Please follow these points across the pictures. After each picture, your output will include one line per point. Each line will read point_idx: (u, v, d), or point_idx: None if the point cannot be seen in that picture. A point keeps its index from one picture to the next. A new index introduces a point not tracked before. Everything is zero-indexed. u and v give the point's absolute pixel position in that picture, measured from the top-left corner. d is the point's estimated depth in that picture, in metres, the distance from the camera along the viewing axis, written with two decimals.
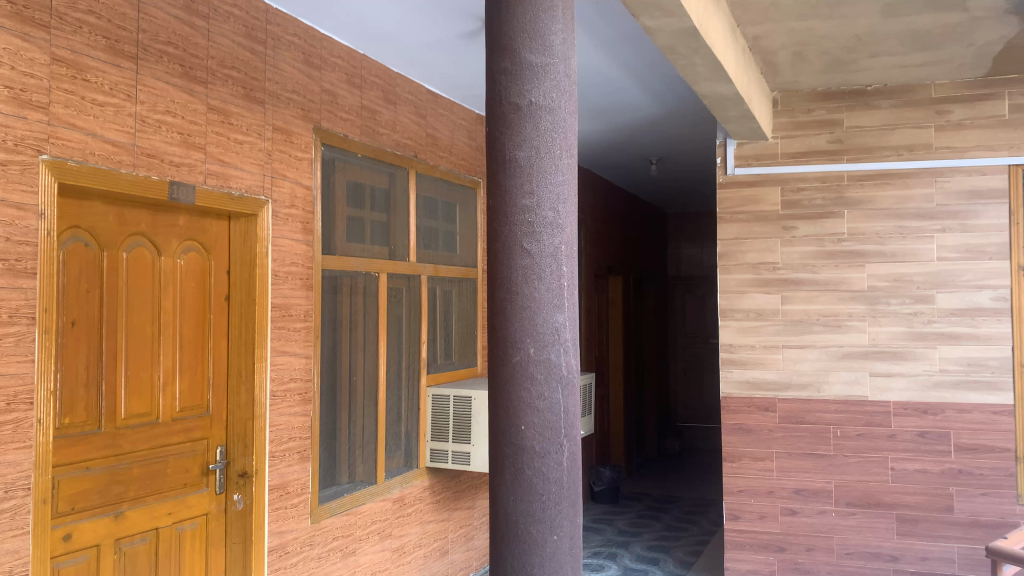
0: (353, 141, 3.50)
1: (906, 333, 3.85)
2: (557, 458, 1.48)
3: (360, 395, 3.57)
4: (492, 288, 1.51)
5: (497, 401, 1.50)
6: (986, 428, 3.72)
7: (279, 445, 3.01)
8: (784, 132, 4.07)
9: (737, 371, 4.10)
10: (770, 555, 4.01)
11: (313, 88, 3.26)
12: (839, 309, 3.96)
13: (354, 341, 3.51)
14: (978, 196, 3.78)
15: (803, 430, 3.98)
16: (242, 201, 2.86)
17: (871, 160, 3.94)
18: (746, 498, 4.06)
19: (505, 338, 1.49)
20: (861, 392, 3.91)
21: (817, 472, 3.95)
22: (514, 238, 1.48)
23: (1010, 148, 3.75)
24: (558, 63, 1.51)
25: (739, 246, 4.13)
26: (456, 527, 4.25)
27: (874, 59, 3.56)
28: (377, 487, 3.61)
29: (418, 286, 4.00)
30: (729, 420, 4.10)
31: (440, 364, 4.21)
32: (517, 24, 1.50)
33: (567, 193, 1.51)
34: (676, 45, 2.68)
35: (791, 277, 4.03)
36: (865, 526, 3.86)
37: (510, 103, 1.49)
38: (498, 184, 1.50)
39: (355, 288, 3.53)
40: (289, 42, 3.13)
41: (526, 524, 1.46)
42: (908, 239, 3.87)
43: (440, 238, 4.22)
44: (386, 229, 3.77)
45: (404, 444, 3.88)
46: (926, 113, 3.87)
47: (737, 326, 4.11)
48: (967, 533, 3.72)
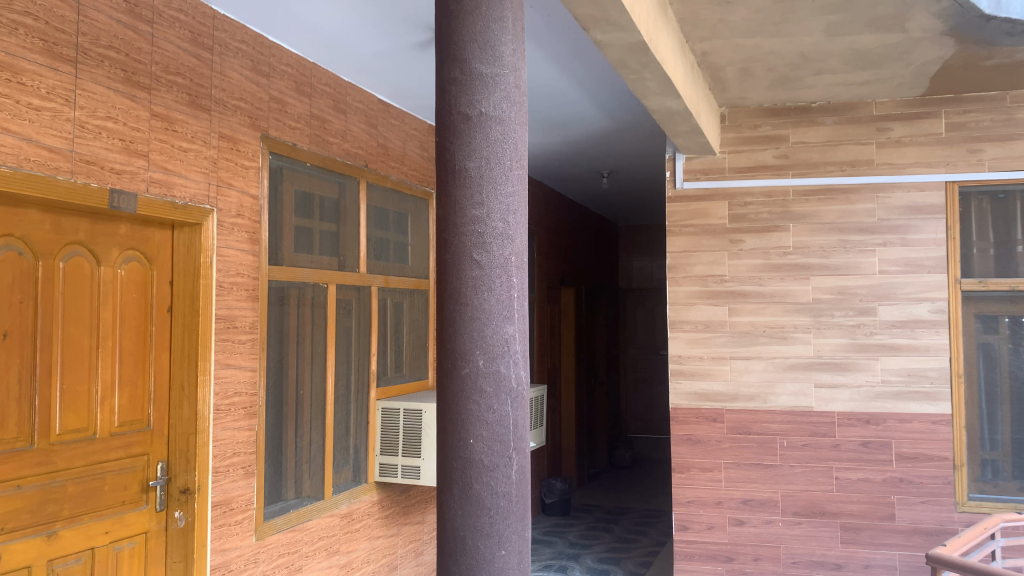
0: (302, 149, 3.45)
1: (849, 345, 3.94)
2: (505, 472, 1.46)
3: (307, 409, 3.50)
4: (441, 300, 1.50)
5: (445, 415, 1.48)
6: (926, 438, 3.82)
7: (223, 460, 2.93)
8: (731, 147, 4.15)
9: (686, 382, 4.14)
10: (719, 566, 4.03)
11: (260, 96, 3.20)
12: (785, 322, 4.03)
13: (301, 354, 3.45)
14: (917, 211, 3.89)
15: (750, 441, 4.03)
16: (187, 210, 2.79)
17: (816, 175, 4.02)
18: (695, 509, 4.08)
19: (454, 350, 1.47)
20: (806, 403, 3.98)
21: (764, 482, 4.00)
22: (463, 249, 1.46)
23: (947, 165, 3.87)
24: (508, 73, 1.50)
25: (688, 258, 4.18)
26: (405, 543, 4.19)
27: (819, 77, 3.65)
28: (324, 502, 3.55)
29: (368, 297, 3.96)
30: (678, 431, 4.14)
31: (390, 376, 4.16)
32: (467, 33, 1.49)
33: (518, 204, 1.50)
34: (626, 60, 2.70)
35: (738, 289, 4.09)
36: (810, 536, 3.92)
37: (460, 113, 1.48)
38: (447, 195, 1.48)
39: (303, 299, 3.47)
40: (237, 49, 3.07)
41: (474, 540, 1.44)
42: (852, 253, 3.96)
43: (391, 249, 4.18)
44: (335, 239, 3.72)
45: (352, 458, 3.82)
46: (868, 130, 3.97)
47: (686, 338, 4.15)
48: (907, 540, 3.81)
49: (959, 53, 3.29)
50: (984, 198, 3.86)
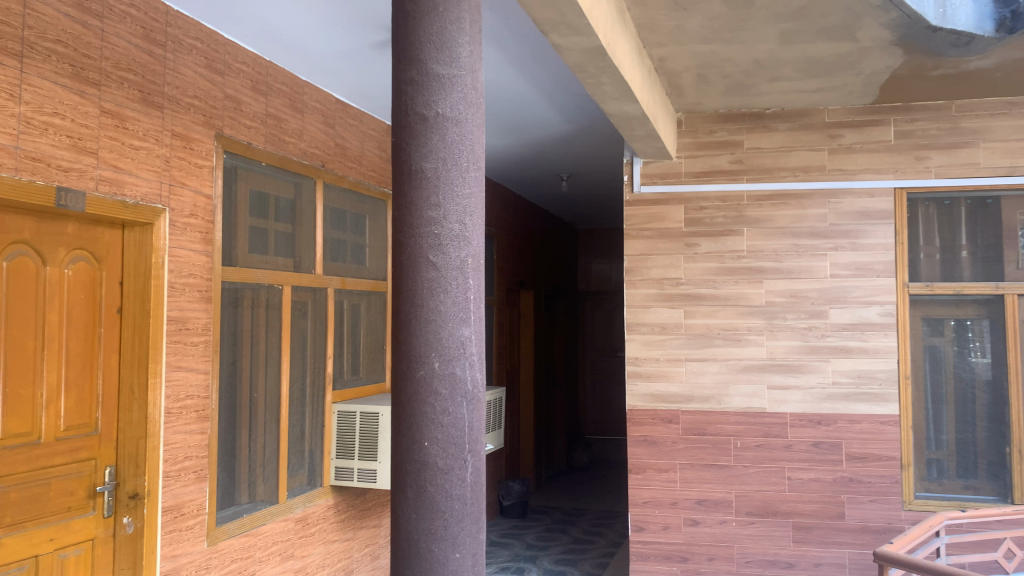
0: (257, 149, 3.40)
1: (801, 347, 4.01)
2: (460, 475, 1.46)
3: (261, 411, 3.45)
4: (396, 302, 1.48)
5: (399, 418, 1.47)
6: (875, 438, 3.91)
7: (173, 464, 2.87)
8: (687, 152, 4.20)
9: (642, 384, 4.17)
10: (674, 566, 4.07)
11: (214, 94, 3.14)
12: (739, 324, 4.09)
13: (255, 356, 3.40)
14: (867, 217, 3.98)
15: (704, 442, 4.08)
16: (138, 210, 2.73)
17: (770, 180, 4.09)
18: (651, 509, 4.12)
19: (409, 352, 1.46)
20: (759, 404, 4.04)
21: (718, 483, 4.05)
22: (419, 251, 1.45)
23: (896, 172, 3.97)
24: (465, 74, 1.50)
25: (644, 261, 4.22)
26: (361, 547, 4.16)
27: (772, 84, 3.72)
28: (278, 506, 3.50)
29: (324, 299, 3.92)
30: (634, 432, 4.17)
31: (347, 379, 4.12)
32: (424, 34, 1.48)
33: (474, 206, 1.50)
34: (584, 64, 2.71)
35: (694, 292, 4.14)
36: (763, 535, 3.98)
37: (417, 113, 1.47)
38: (403, 195, 1.48)
39: (257, 300, 3.42)
40: (191, 45, 3.02)
41: (428, 543, 1.43)
42: (804, 257, 4.03)
43: (347, 250, 4.14)
44: (291, 240, 3.68)
45: (307, 461, 3.78)
46: (820, 137, 4.06)
47: (643, 340, 4.19)
48: (857, 539, 3.89)
49: (907, 63, 3.37)
50: (931, 204, 3.97)
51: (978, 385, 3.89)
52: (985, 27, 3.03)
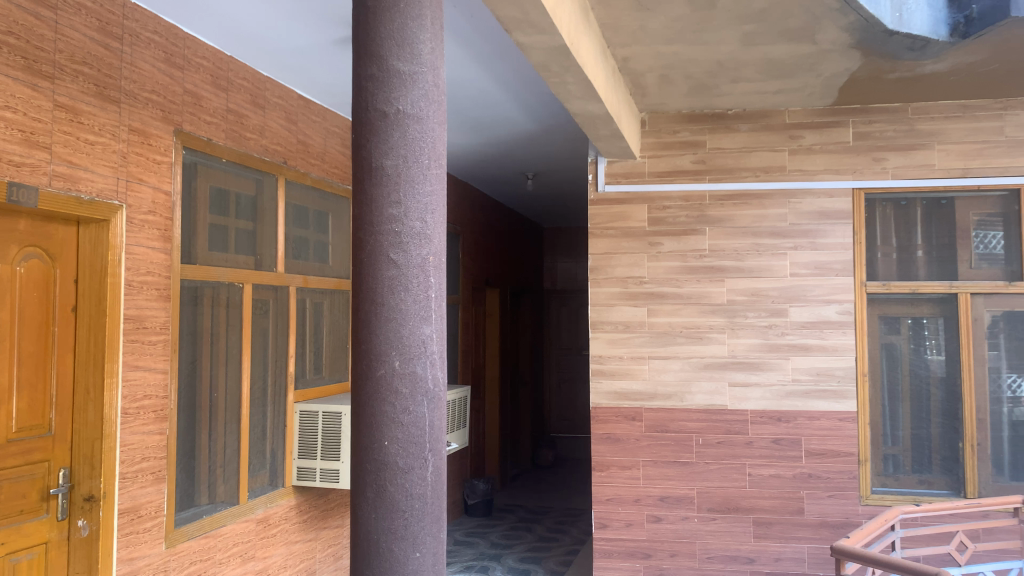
0: (217, 145, 3.35)
1: (762, 345, 4.06)
2: (420, 474, 1.45)
3: (221, 411, 3.40)
4: (356, 300, 1.47)
5: (358, 417, 1.46)
6: (833, 434, 3.97)
7: (131, 465, 2.82)
8: (651, 152, 4.23)
9: (606, 382, 4.19)
10: (637, 562, 4.10)
11: (173, 89, 3.09)
12: (701, 322, 4.13)
13: (215, 355, 3.35)
14: (826, 217, 4.04)
15: (667, 439, 4.12)
16: (93, 206, 2.68)
17: (731, 180, 4.14)
18: (614, 506, 4.14)
19: (369, 351, 1.45)
20: (720, 401, 4.09)
21: (680, 480, 4.09)
22: (379, 248, 1.44)
23: (854, 173, 4.04)
24: (426, 71, 1.49)
25: (609, 260, 4.24)
26: (323, 547, 4.12)
27: (734, 85, 3.76)
28: (239, 508, 3.46)
29: (286, 297, 3.88)
30: (598, 430, 4.19)
31: (309, 379, 4.08)
32: (384, 30, 1.47)
33: (436, 203, 1.49)
34: (549, 63, 2.72)
35: (657, 291, 4.17)
36: (724, 531, 4.03)
37: (377, 110, 1.46)
38: (363, 192, 1.46)
39: (217, 299, 3.37)
40: (149, 39, 2.96)
41: (388, 543, 1.42)
42: (764, 256, 4.09)
43: (310, 248, 4.10)
44: (252, 238, 3.63)
45: (269, 462, 3.73)
46: (781, 138, 4.11)
47: (607, 338, 4.21)
48: (816, 533, 3.95)
49: (865, 66, 3.43)
50: (888, 205, 4.05)
51: (933, 381, 3.98)
52: (940, 31, 3.09)
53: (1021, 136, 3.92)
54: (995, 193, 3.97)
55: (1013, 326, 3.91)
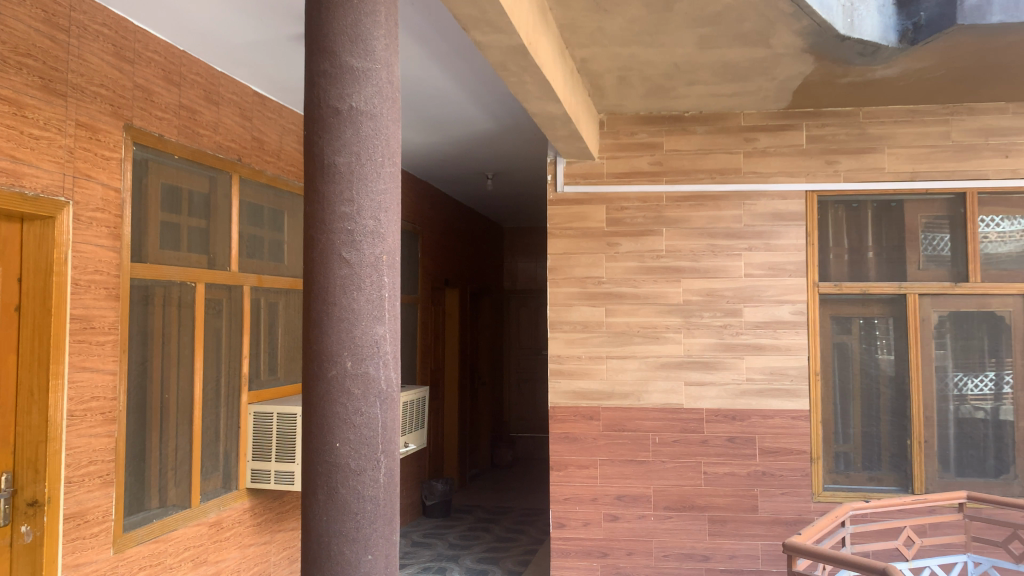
0: (169, 141, 3.28)
1: (717, 345, 4.11)
2: (372, 475, 1.44)
3: (173, 413, 3.33)
4: (308, 299, 1.45)
5: (309, 419, 1.44)
6: (786, 433, 4.03)
7: (77, 469, 2.74)
8: (609, 153, 4.26)
9: (564, 382, 4.21)
10: (594, 561, 4.11)
11: (123, 83, 3.02)
12: (658, 322, 4.16)
13: (166, 356, 3.28)
14: (780, 218, 4.11)
15: (624, 438, 4.14)
16: (38, 202, 2.60)
17: (688, 182, 4.19)
18: (572, 506, 4.15)
19: (321, 352, 1.43)
20: (676, 400, 4.12)
21: (637, 478, 4.12)
22: (331, 247, 1.42)
23: (807, 175, 4.11)
24: (380, 68, 1.48)
25: (567, 260, 4.25)
26: (278, 550, 4.06)
27: (691, 88, 3.80)
28: (191, 511, 3.39)
29: (239, 297, 3.81)
30: (556, 429, 4.20)
31: (263, 380, 4.02)
32: (338, 26, 1.45)
33: (389, 201, 1.48)
34: (506, 62, 2.71)
35: (615, 291, 4.20)
36: (680, 528, 4.06)
37: (330, 106, 1.44)
38: (315, 190, 1.44)
39: (168, 298, 3.30)
40: (97, 32, 2.89)
41: (339, 545, 1.40)
42: (720, 256, 4.14)
43: (265, 247, 4.05)
44: (204, 236, 3.56)
45: (221, 464, 3.66)
46: (736, 140, 4.17)
47: (565, 338, 4.22)
48: (769, 531, 4.00)
49: (818, 70, 3.49)
50: (840, 207, 4.14)
51: (883, 380, 4.06)
52: (889, 37, 3.16)
53: (967, 141, 4.02)
54: (942, 197, 4.07)
55: (959, 326, 4.01)
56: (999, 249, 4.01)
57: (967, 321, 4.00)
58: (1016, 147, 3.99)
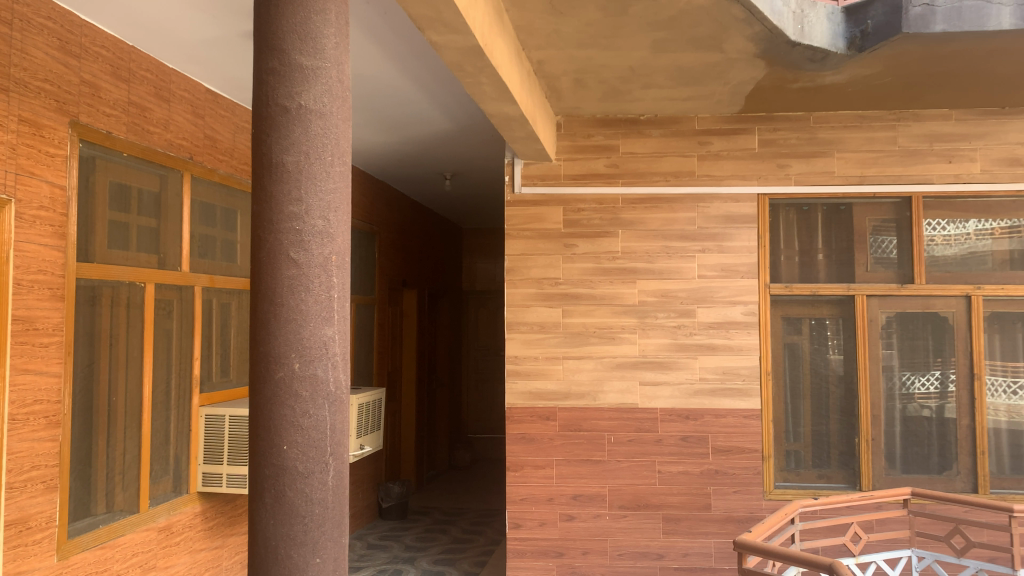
0: (117, 139, 3.21)
1: (671, 345, 4.15)
2: (321, 478, 1.42)
3: (121, 415, 3.25)
4: (255, 301, 1.43)
5: (256, 421, 1.42)
6: (738, 431, 4.09)
7: (19, 474, 2.65)
8: (565, 155, 4.29)
9: (521, 382, 4.21)
10: (550, 561, 4.12)
11: (69, 79, 2.94)
12: (613, 322, 4.19)
13: (114, 358, 3.21)
14: (732, 221, 4.17)
15: (580, 437, 4.17)
16: None
17: (643, 185, 4.23)
18: (528, 506, 4.16)
19: (268, 353, 1.41)
20: (631, 400, 4.16)
21: (593, 478, 4.14)
22: (279, 247, 1.41)
23: (759, 179, 4.18)
24: (330, 66, 1.47)
25: (524, 261, 4.26)
26: (230, 554, 4.00)
27: (646, 91, 3.84)
28: (139, 516, 3.32)
29: (190, 298, 3.74)
30: (513, 430, 4.20)
31: (215, 382, 3.96)
32: (287, 23, 1.44)
33: (339, 201, 1.46)
34: (462, 63, 2.71)
35: (571, 292, 4.22)
36: (634, 527, 4.10)
37: (278, 105, 1.43)
38: (263, 190, 1.42)
39: (116, 299, 3.23)
40: (41, 25, 2.80)
41: (286, 549, 1.39)
42: (674, 258, 4.18)
43: (217, 246, 3.98)
44: (154, 235, 3.49)
45: (172, 468, 3.60)
46: (690, 143, 4.23)
47: (522, 338, 4.23)
48: (721, 528, 4.06)
49: (769, 75, 3.55)
50: (791, 210, 4.22)
51: (832, 380, 4.15)
52: (838, 44, 3.23)
53: (913, 146, 4.13)
54: (889, 200, 4.17)
55: (905, 326, 4.11)
56: (944, 252, 4.12)
57: (913, 321, 4.11)
58: (960, 153, 4.10)
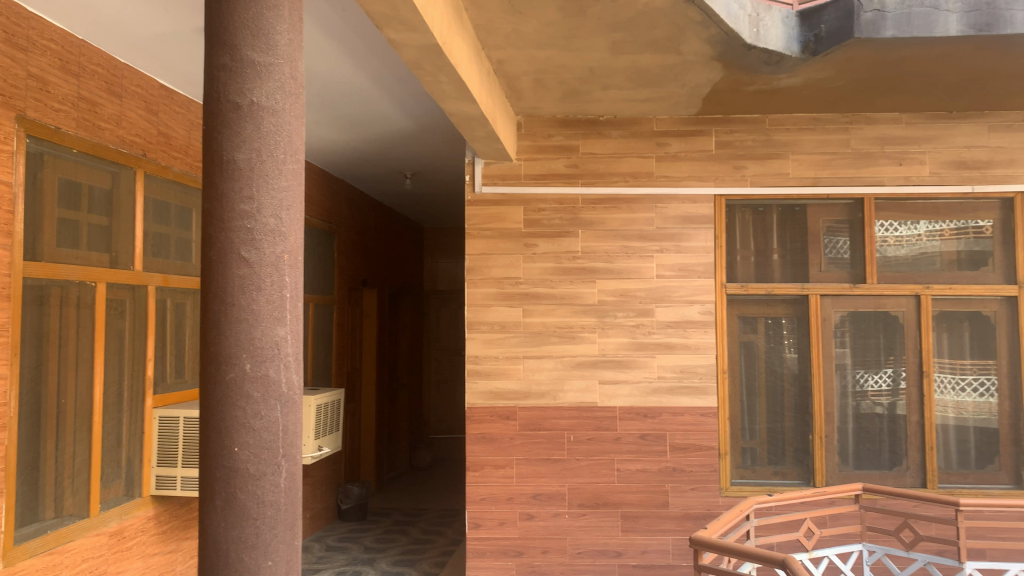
0: (67, 134, 3.13)
1: (630, 344, 4.19)
2: (273, 480, 1.40)
3: (70, 418, 3.18)
4: (205, 300, 1.41)
5: (206, 423, 1.40)
6: (696, 429, 4.14)
7: None
8: (526, 155, 4.29)
9: (481, 382, 4.21)
10: (510, 561, 4.12)
11: (16, 73, 2.86)
12: (573, 322, 4.21)
13: (64, 359, 3.13)
14: (690, 221, 4.22)
15: (540, 436, 4.18)
16: None
17: (603, 185, 4.26)
18: (488, 506, 4.15)
19: (218, 354, 1.39)
20: (591, 399, 4.18)
21: (552, 477, 4.16)
22: (229, 246, 1.39)
23: (716, 180, 4.24)
24: (283, 63, 1.45)
25: (485, 261, 4.25)
26: (184, 559, 3.93)
27: (606, 92, 3.87)
28: (89, 521, 3.24)
29: (143, 297, 3.67)
30: (473, 430, 4.19)
31: (169, 383, 3.89)
32: (239, 19, 1.42)
33: (291, 199, 1.45)
34: (420, 61, 2.70)
35: (531, 291, 4.22)
36: (594, 526, 4.12)
37: (229, 101, 1.41)
38: (213, 187, 1.40)
39: (66, 299, 3.15)
40: None
41: (237, 552, 1.37)
42: (632, 258, 4.21)
43: (171, 245, 3.91)
44: (106, 233, 3.42)
45: (124, 471, 3.52)
46: (649, 145, 4.27)
47: (483, 338, 4.22)
48: (679, 525, 4.10)
49: (726, 77, 3.60)
50: (747, 211, 4.28)
51: (787, 378, 4.21)
52: (792, 48, 3.28)
53: (865, 149, 4.22)
54: (842, 202, 4.26)
55: (857, 326, 4.20)
56: (896, 253, 4.22)
57: (865, 320, 4.20)
58: (910, 156, 4.20)
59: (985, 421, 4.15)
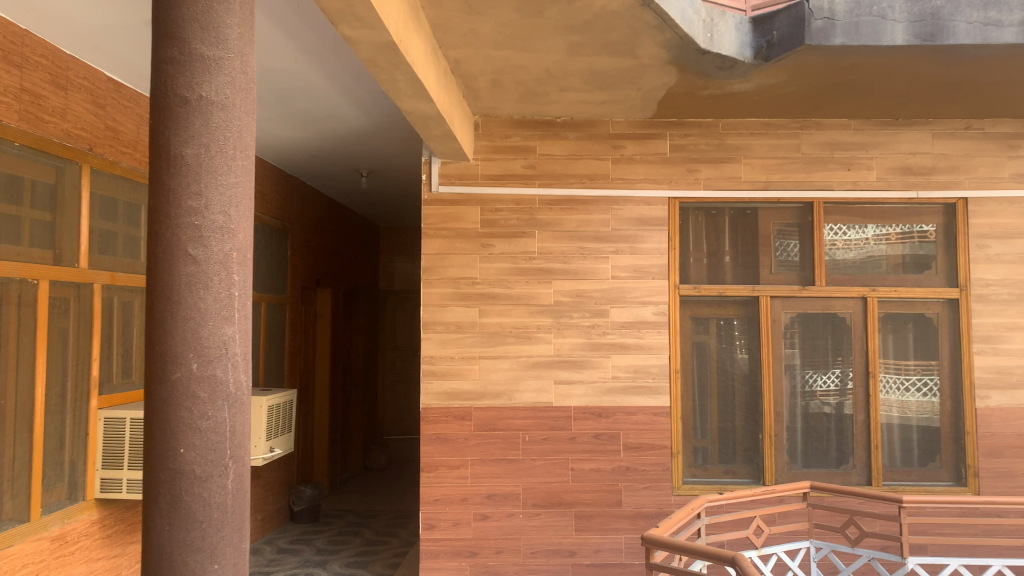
0: (8, 127, 3.03)
1: (585, 344, 4.21)
2: (220, 483, 1.38)
3: (9, 420, 3.08)
4: (150, 298, 1.37)
5: (151, 424, 1.36)
6: (649, 428, 4.17)
7: None
8: (482, 155, 4.29)
9: (437, 382, 4.19)
10: (463, 561, 4.11)
11: None
12: (529, 322, 4.22)
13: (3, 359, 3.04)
14: (644, 223, 4.26)
15: (495, 436, 4.17)
16: None
17: (559, 186, 4.28)
18: (442, 507, 4.14)
19: (164, 353, 1.36)
20: (546, 399, 4.19)
21: (507, 477, 4.16)
22: (176, 243, 1.36)
23: (670, 182, 4.29)
24: (233, 57, 1.43)
25: (441, 260, 4.23)
26: (129, 563, 3.84)
27: (562, 94, 3.88)
28: (30, 526, 3.14)
29: (88, 296, 3.57)
30: (428, 430, 4.17)
31: (115, 384, 3.79)
32: (187, 11, 1.39)
33: (240, 196, 1.42)
34: (376, 59, 2.67)
35: (487, 291, 4.22)
36: (547, 525, 4.13)
37: (177, 95, 1.38)
38: (159, 183, 1.37)
39: (6, 296, 3.06)
40: None
41: (182, 556, 1.34)
42: (588, 258, 4.24)
43: (119, 242, 3.82)
44: (49, 229, 3.32)
45: (67, 473, 3.43)
46: (604, 147, 4.30)
47: (438, 338, 4.20)
48: (631, 524, 4.14)
49: (680, 81, 3.65)
50: (700, 213, 4.34)
51: (738, 378, 4.28)
52: (745, 53, 3.33)
53: (815, 154, 4.31)
54: (792, 205, 4.35)
55: (806, 327, 4.28)
56: (844, 255, 4.31)
57: (814, 322, 4.29)
58: (858, 161, 4.30)
59: (927, 420, 4.26)
